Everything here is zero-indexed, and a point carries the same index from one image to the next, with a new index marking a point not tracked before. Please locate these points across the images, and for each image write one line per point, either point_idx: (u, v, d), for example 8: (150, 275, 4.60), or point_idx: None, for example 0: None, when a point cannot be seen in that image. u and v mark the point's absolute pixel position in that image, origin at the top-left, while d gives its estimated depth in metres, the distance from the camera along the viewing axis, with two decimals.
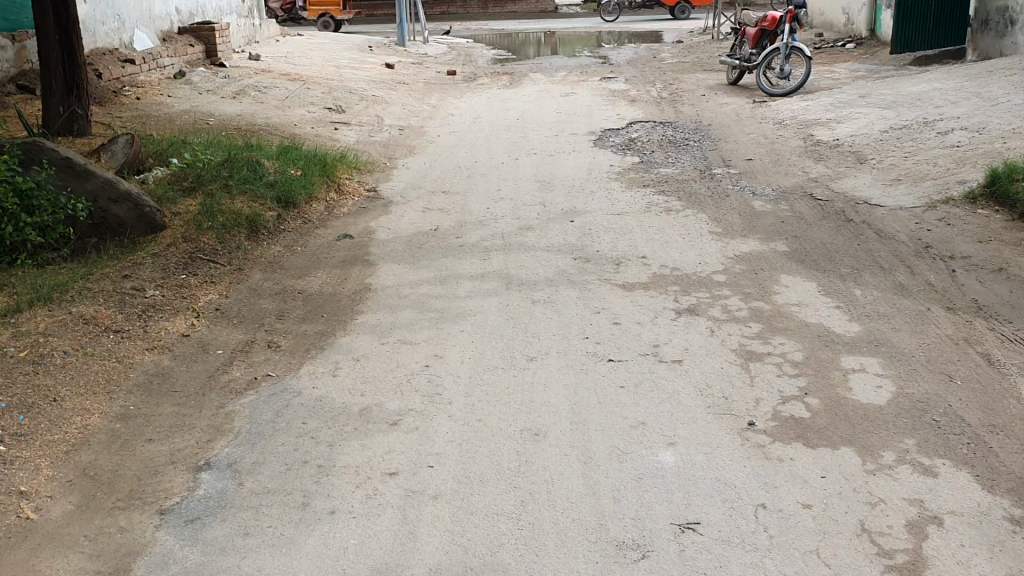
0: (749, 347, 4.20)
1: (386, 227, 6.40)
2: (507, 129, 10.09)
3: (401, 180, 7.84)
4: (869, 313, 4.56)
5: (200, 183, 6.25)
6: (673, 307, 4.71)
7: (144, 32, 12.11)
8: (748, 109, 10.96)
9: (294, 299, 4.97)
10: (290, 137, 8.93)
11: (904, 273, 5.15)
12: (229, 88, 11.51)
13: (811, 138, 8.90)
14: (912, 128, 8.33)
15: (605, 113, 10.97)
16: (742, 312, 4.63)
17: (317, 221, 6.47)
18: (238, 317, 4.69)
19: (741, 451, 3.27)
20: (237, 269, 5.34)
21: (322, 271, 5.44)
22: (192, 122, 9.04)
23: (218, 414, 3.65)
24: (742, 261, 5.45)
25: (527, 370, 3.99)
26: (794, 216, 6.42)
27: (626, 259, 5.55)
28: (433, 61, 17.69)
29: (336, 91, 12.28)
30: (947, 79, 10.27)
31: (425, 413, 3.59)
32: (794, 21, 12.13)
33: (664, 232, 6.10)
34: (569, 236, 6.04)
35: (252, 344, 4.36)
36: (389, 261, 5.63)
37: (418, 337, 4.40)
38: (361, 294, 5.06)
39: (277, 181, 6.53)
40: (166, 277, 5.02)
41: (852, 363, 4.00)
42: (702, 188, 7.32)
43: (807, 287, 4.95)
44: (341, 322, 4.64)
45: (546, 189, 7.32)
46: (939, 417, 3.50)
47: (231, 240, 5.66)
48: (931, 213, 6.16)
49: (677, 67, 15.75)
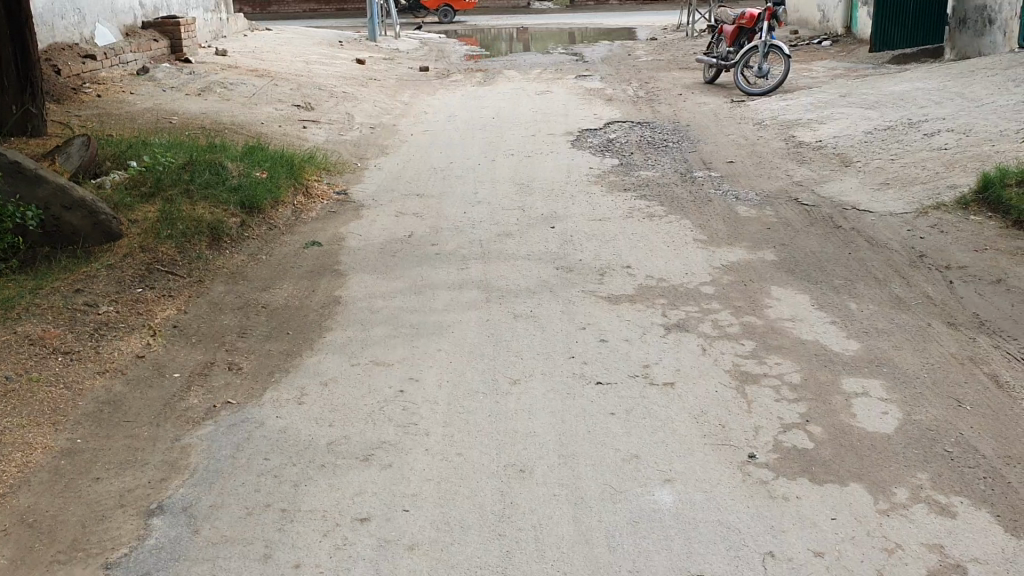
0: (744, 367, 3.96)
1: (356, 234, 6.09)
2: (483, 129, 9.82)
3: (372, 183, 7.53)
4: (867, 329, 4.34)
5: (159, 188, 5.91)
6: (661, 322, 4.46)
7: (106, 26, 11.69)
8: (727, 109, 10.76)
9: (258, 314, 4.67)
10: (256, 136, 8.59)
11: (900, 284, 4.93)
12: (194, 85, 11.13)
13: (793, 139, 8.70)
14: (896, 130, 8.14)
15: (582, 113, 10.72)
16: (734, 327, 4.39)
17: (283, 228, 6.14)
18: (197, 336, 4.38)
19: (742, 490, 3.04)
20: (197, 281, 5.02)
21: (289, 283, 5.14)
22: (155, 121, 8.69)
23: (173, 448, 3.36)
24: (729, 271, 5.21)
25: (509, 394, 3.72)
26: (780, 222, 6.19)
27: (609, 268, 5.29)
28: (406, 56, 17.36)
29: (305, 88, 11.94)
30: (928, 78, 10.11)
31: (400, 447, 3.32)
32: (772, 19, 11.94)
33: (648, 239, 5.85)
34: (550, 244, 5.77)
35: (213, 366, 4.06)
36: (361, 271, 5.34)
37: (392, 356, 4.12)
38: (330, 308, 4.76)
39: (241, 185, 6.19)
40: (121, 291, 4.69)
41: (853, 385, 3.79)
42: (684, 192, 7.08)
43: (799, 300, 4.72)
44: (308, 340, 4.34)
45: (524, 193, 7.05)
46: (951, 448, 3.29)
47: (192, 250, 5.33)
48: (923, 220, 5.96)
49: (654, 65, 15.56)
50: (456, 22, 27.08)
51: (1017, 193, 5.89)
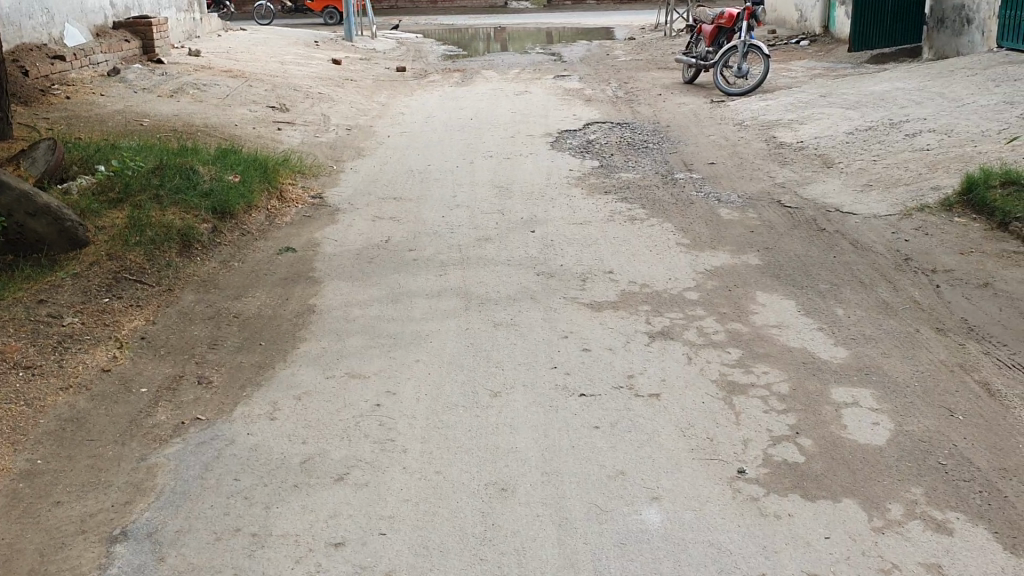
0: (731, 376, 3.85)
1: (332, 239, 5.94)
2: (461, 130, 9.68)
3: (349, 186, 7.38)
4: (855, 336, 4.25)
5: (128, 194, 5.74)
6: (645, 330, 4.35)
7: (75, 26, 11.44)
8: (706, 109, 10.68)
9: (230, 324, 4.52)
10: (229, 139, 8.42)
11: (887, 288, 4.85)
12: (166, 86, 10.93)
13: (774, 140, 8.63)
14: (877, 130, 8.09)
15: (561, 113, 10.62)
16: (719, 335, 4.28)
17: (256, 233, 5.98)
18: (166, 348, 4.22)
19: (732, 508, 2.93)
20: (167, 290, 4.87)
21: (262, 291, 4.99)
22: (125, 124, 8.49)
23: (138, 469, 3.21)
24: (713, 276, 5.10)
25: (490, 407, 3.59)
26: (764, 225, 6.10)
27: (591, 274, 5.17)
28: (382, 57, 17.19)
29: (280, 89, 11.76)
30: (908, 78, 10.08)
31: (376, 465, 3.19)
32: (751, 19, 11.87)
33: (630, 244, 5.73)
34: (530, 248, 5.65)
35: (181, 381, 3.91)
36: (336, 278, 5.19)
37: (368, 367, 3.98)
38: (304, 317, 4.62)
39: (213, 190, 6.03)
40: (87, 301, 4.52)
41: (844, 395, 3.69)
42: (666, 194, 6.98)
43: (785, 306, 4.62)
44: (281, 351, 4.20)
45: (503, 196, 6.93)
46: (945, 460, 3.20)
47: (162, 258, 5.16)
48: (907, 222, 5.88)
49: (632, 64, 15.48)
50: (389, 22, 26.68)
51: (1001, 194, 5.83)
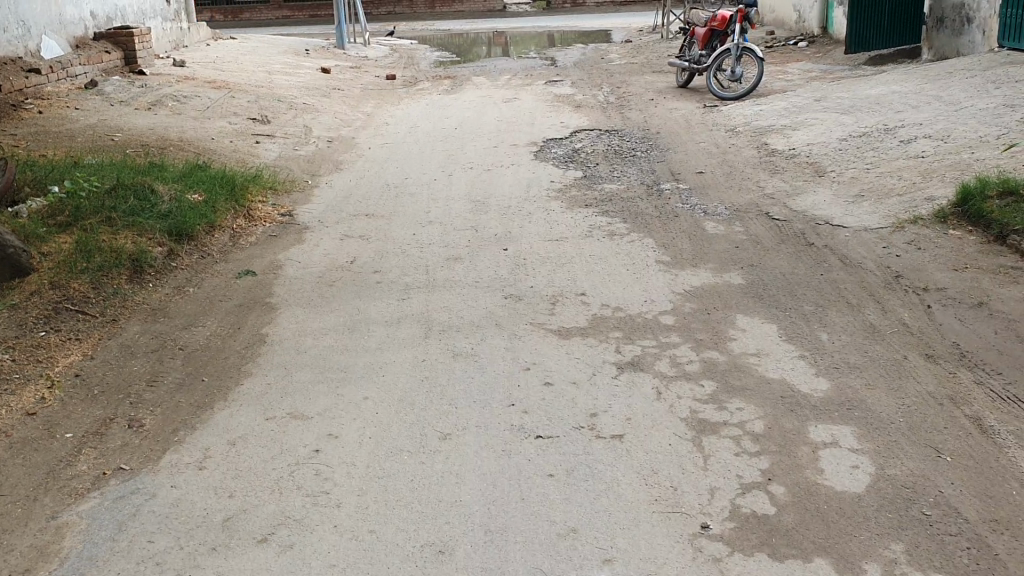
0: (702, 414, 3.56)
1: (295, 261, 5.66)
2: (444, 140, 9.41)
3: (321, 202, 7.11)
4: (838, 365, 3.95)
5: (80, 217, 5.49)
6: (614, 359, 4.07)
7: (53, 37, 11.16)
8: (698, 114, 10.41)
9: (173, 357, 4.25)
10: (201, 154, 8.16)
11: (875, 310, 4.55)
12: (145, 99, 10.67)
13: (766, 147, 8.33)
14: (872, 136, 7.79)
15: (548, 121, 10.34)
16: (693, 365, 3.99)
17: (216, 255, 5.71)
18: (100, 387, 3.96)
19: (691, 572, 2.65)
20: (110, 321, 4.60)
21: (213, 319, 4.72)
22: (95, 139, 8.25)
23: (46, 530, 2.95)
24: (692, 297, 4.81)
25: (437, 453, 3.31)
26: (750, 240, 5.81)
27: (561, 297, 4.89)
28: (373, 65, 16.95)
29: (264, 100, 11.51)
30: (905, 81, 9.78)
31: (306, 522, 2.91)
32: (745, 21, 11.58)
33: (606, 263, 5.45)
34: (500, 269, 5.36)
35: (110, 424, 3.64)
36: (292, 304, 4.92)
37: (312, 407, 3.70)
38: (253, 349, 4.34)
39: (171, 211, 5.77)
40: (21, 335, 4.27)
41: (822, 434, 3.40)
42: (649, 207, 6.69)
43: (766, 332, 4.33)
44: (223, 388, 3.93)
45: (480, 211, 6.66)
46: (931, 510, 2.91)
47: (109, 285, 4.90)
48: (899, 235, 5.59)
49: (626, 69, 15.22)
50: (383, 28, 26.48)
51: (998, 206, 5.53)
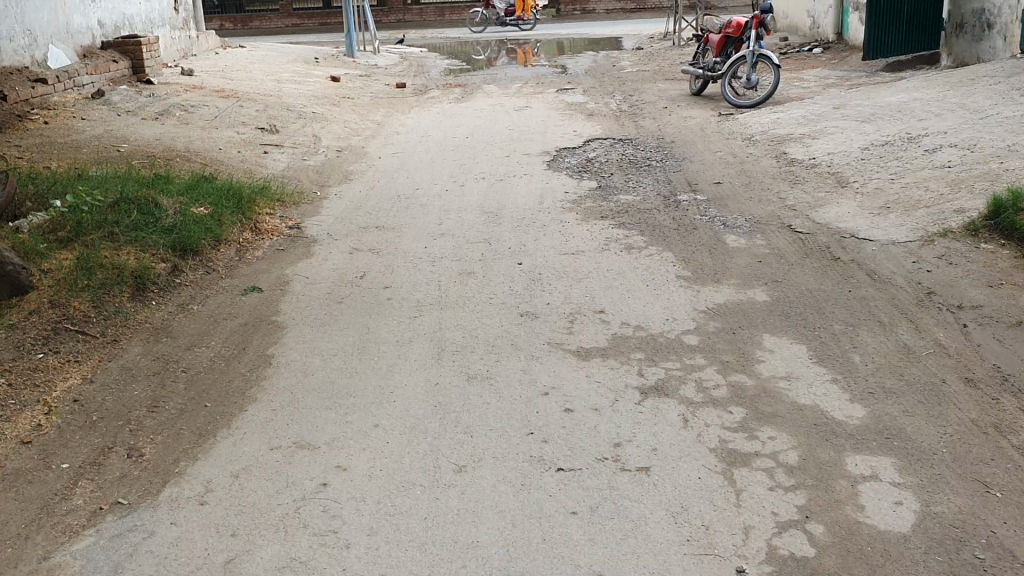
0: (733, 444, 3.36)
1: (302, 277, 5.49)
2: (455, 150, 9.24)
3: (330, 214, 6.94)
4: (874, 390, 3.75)
5: (81, 232, 5.33)
6: (637, 383, 3.87)
7: (60, 47, 11.03)
8: (713, 123, 10.21)
9: (175, 381, 4.08)
10: (208, 165, 8.01)
11: (909, 330, 4.35)
12: (152, 108, 10.54)
13: (785, 156, 8.13)
14: (895, 145, 7.59)
15: (561, 130, 10.16)
16: (720, 390, 3.80)
17: (221, 271, 5.54)
18: (98, 413, 3.78)
19: None
20: (112, 341, 4.43)
21: (217, 340, 4.55)
22: (100, 150, 8.11)
23: (37, 572, 2.78)
24: (716, 315, 4.62)
25: (452, 487, 3.13)
26: (773, 254, 5.61)
27: (579, 314, 4.70)
28: (383, 73, 16.82)
29: (272, 109, 11.36)
30: (926, 88, 9.58)
31: (313, 566, 2.73)
32: (760, 27, 11.37)
33: (625, 278, 5.25)
34: (515, 284, 5.18)
35: (109, 454, 3.46)
36: (300, 323, 4.74)
37: (320, 436, 3.52)
38: (258, 372, 4.17)
39: (175, 226, 5.60)
40: (18, 357, 4.10)
41: (861, 466, 3.20)
42: (667, 218, 6.50)
43: (795, 353, 4.13)
44: (226, 415, 3.75)
45: (493, 223, 6.47)
46: (983, 552, 2.71)
47: (111, 304, 4.73)
48: (928, 249, 5.38)
49: (638, 76, 15.06)
50: (393, 36, 26.38)
51: None
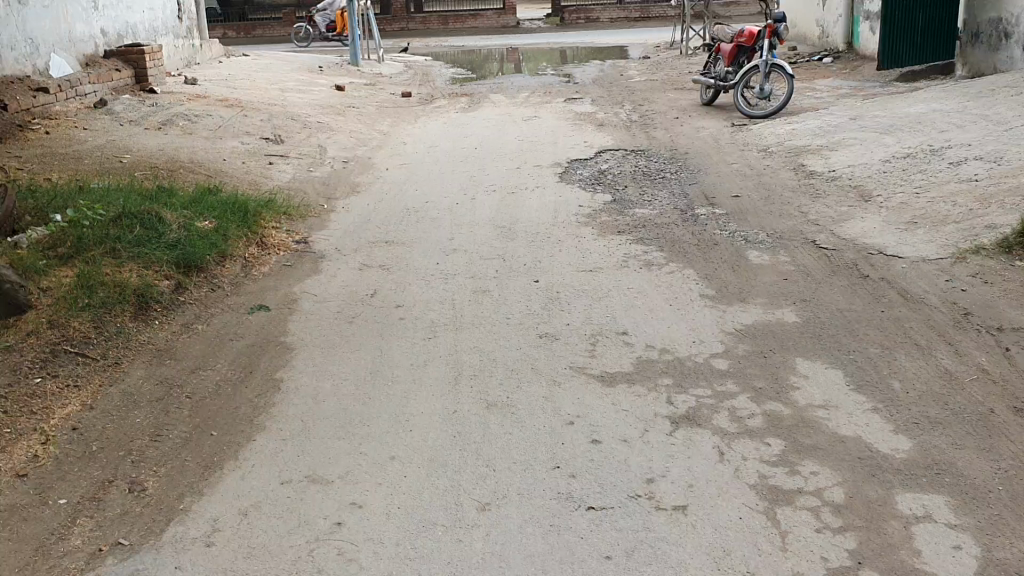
0: (773, 480, 3.16)
1: (310, 294, 5.29)
2: (464, 161, 9.06)
3: (337, 228, 6.75)
4: (918, 420, 3.54)
5: (82, 248, 5.13)
6: (666, 412, 3.67)
7: (63, 56, 10.86)
8: (727, 133, 10.03)
9: (180, 408, 3.88)
10: (212, 177, 7.82)
11: (949, 353, 4.14)
12: (155, 118, 10.36)
13: (803, 168, 7.94)
14: (917, 157, 7.39)
15: (572, 140, 9.97)
16: (755, 419, 3.59)
17: (227, 288, 5.34)
18: (99, 442, 3.58)
19: None
20: (113, 364, 4.23)
21: (223, 362, 4.35)
22: (102, 161, 7.93)
23: None
24: (745, 338, 4.41)
25: (475, 528, 2.93)
26: (798, 271, 5.41)
27: (601, 336, 4.49)
28: (388, 81, 16.65)
29: (277, 118, 11.18)
30: (944, 98, 9.38)
31: None
32: (773, 37, 11.18)
33: (646, 297, 5.05)
34: (533, 303, 4.98)
35: (109, 488, 3.26)
36: (309, 344, 4.54)
37: (332, 469, 3.33)
38: (266, 398, 3.97)
39: (179, 242, 5.41)
40: (14, 382, 3.90)
41: (912, 505, 2.99)
42: (686, 234, 6.30)
43: (831, 379, 3.92)
44: (233, 446, 3.54)
45: (506, 238, 6.28)
46: None
47: (112, 323, 4.53)
48: (961, 267, 5.18)
49: (647, 85, 14.89)
50: (397, 45, 26.25)
51: None
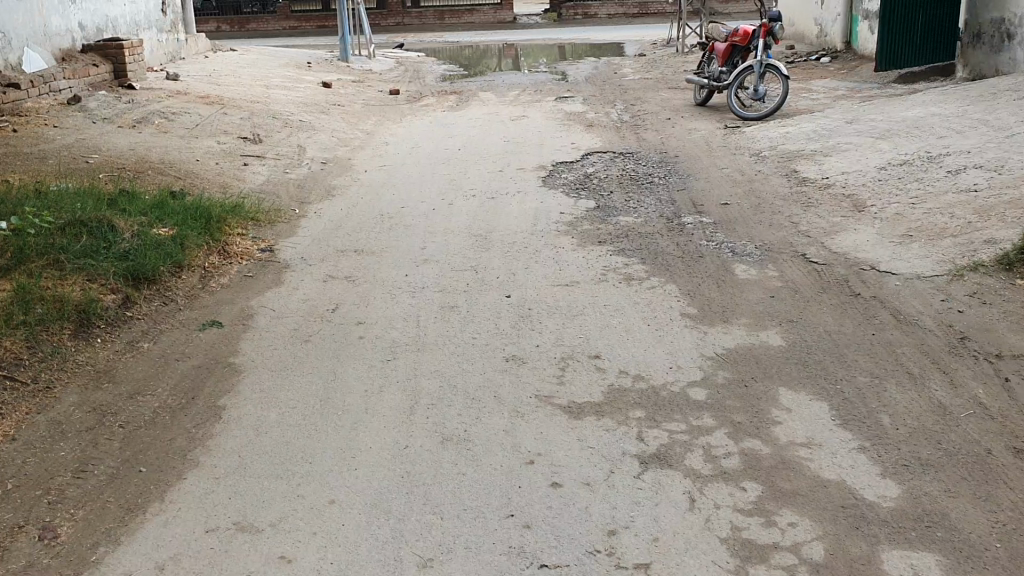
0: (747, 533, 2.86)
1: (268, 308, 4.99)
2: (446, 163, 8.75)
3: (307, 235, 6.44)
4: (908, 462, 3.25)
5: (24, 259, 4.83)
6: (635, 451, 3.37)
7: (37, 50, 10.53)
8: (719, 136, 9.73)
9: (109, 440, 3.58)
10: (180, 179, 7.51)
11: (944, 383, 3.85)
12: (131, 115, 10.04)
13: (796, 175, 7.64)
14: (914, 165, 7.09)
15: (558, 142, 9.67)
16: (731, 459, 3.30)
17: (181, 302, 5.04)
18: (15, 480, 3.28)
19: None
20: (45, 388, 3.93)
21: (165, 386, 4.05)
22: (67, 161, 7.61)
23: None
24: (726, 364, 4.11)
25: None
26: (786, 288, 5.11)
27: (571, 360, 4.20)
28: (378, 78, 16.34)
29: (258, 117, 10.87)
30: (943, 102, 9.08)
31: None
32: (768, 36, 10.85)
33: (624, 316, 4.75)
34: (502, 321, 4.68)
35: (17, 535, 2.96)
36: (260, 366, 4.24)
37: (264, 515, 3.04)
38: (205, 428, 3.67)
39: (130, 253, 5.11)
40: None
41: (899, 565, 2.70)
42: (671, 245, 6.00)
43: (816, 413, 3.63)
44: (162, 486, 3.25)
45: (481, 248, 5.97)
46: None
47: (48, 341, 4.23)
48: (958, 286, 4.88)
49: (640, 84, 14.58)
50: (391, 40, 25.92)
51: None
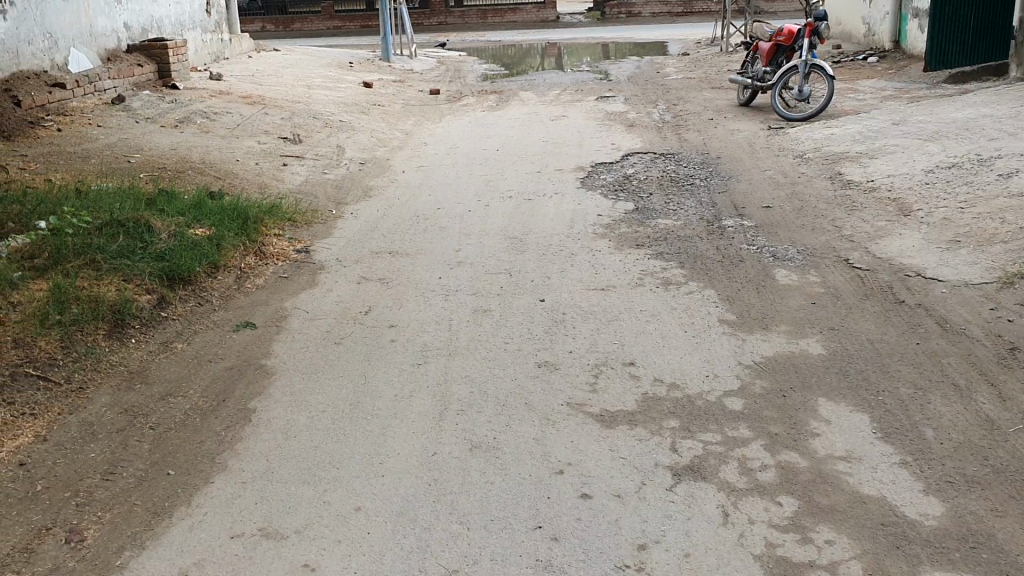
0: (783, 550, 2.77)
1: (302, 310, 4.97)
2: (484, 164, 8.71)
3: (343, 235, 6.43)
4: (952, 478, 3.13)
5: (61, 259, 4.87)
6: (668, 462, 3.29)
7: (83, 51, 10.67)
8: (762, 137, 9.57)
9: (139, 442, 3.57)
10: (219, 180, 7.55)
11: (992, 396, 3.71)
12: (174, 115, 10.13)
13: (840, 177, 7.48)
14: (964, 168, 6.90)
15: (598, 142, 9.57)
16: (767, 472, 3.20)
17: (215, 302, 5.05)
18: (45, 480, 3.29)
19: None
20: (77, 389, 3.94)
21: (196, 388, 4.04)
22: (109, 161, 7.69)
23: None
24: (764, 373, 4.01)
25: None
26: (828, 294, 4.98)
27: (606, 367, 4.12)
28: (419, 78, 16.34)
29: (299, 117, 10.91)
30: (995, 103, 8.84)
31: None
32: (814, 36, 10.64)
33: (660, 321, 4.66)
34: (536, 326, 4.62)
35: (45, 538, 2.96)
36: (291, 369, 4.22)
37: (291, 521, 3.01)
38: (235, 431, 3.65)
39: (166, 253, 5.13)
40: None
41: None
42: (710, 248, 5.89)
43: (856, 425, 3.52)
44: (188, 490, 3.23)
45: (516, 250, 5.91)
46: None
47: (83, 341, 4.24)
48: (1008, 293, 4.72)
49: (683, 84, 14.42)
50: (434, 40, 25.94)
51: None
